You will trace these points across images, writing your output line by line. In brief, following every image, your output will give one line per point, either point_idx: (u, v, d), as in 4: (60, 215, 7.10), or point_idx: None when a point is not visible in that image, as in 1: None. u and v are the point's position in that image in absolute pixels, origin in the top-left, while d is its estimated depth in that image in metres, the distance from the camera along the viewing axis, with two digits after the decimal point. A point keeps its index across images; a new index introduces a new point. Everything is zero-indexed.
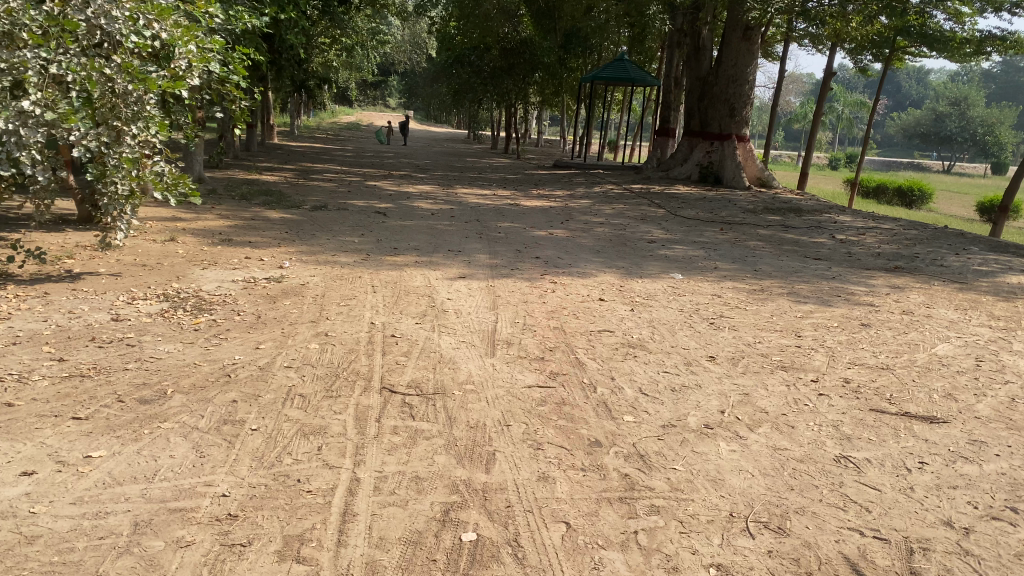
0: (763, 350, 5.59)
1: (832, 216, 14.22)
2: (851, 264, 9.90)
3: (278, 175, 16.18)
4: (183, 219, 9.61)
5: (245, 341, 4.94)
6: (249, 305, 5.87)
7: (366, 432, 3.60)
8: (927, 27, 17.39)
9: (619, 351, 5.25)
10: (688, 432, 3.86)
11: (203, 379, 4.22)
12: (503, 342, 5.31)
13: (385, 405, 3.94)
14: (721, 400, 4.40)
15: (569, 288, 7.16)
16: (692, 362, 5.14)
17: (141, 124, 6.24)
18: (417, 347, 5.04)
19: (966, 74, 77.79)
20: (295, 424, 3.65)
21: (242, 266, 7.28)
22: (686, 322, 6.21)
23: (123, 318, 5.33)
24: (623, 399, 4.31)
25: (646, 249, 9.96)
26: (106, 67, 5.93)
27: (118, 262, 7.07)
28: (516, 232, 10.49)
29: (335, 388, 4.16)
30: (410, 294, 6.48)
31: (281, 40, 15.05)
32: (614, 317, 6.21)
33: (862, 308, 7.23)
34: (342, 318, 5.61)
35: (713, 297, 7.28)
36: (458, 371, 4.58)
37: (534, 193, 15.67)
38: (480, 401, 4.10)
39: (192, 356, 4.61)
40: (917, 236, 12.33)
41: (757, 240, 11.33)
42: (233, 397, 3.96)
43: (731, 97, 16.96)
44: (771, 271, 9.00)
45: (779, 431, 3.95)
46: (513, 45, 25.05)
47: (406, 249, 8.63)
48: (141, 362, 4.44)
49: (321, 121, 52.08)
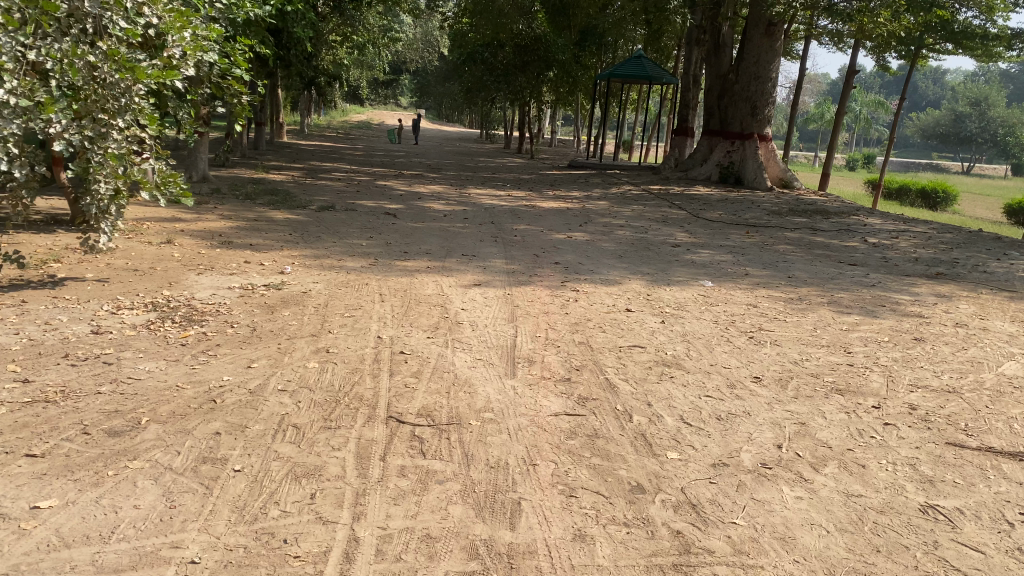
0: (813, 368, 5.03)
1: (861, 218, 13.61)
2: (890, 270, 9.30)
3: (286, 175, 15.71)
4: (183, 219, 9.16)
5: (236, 359, 4.41)
6: (244, 316, 5.36)
7: (369, 476, 3.06)
8: (955, 23, 16.78)
9: (654, 371, 4.71)
10: (744, 474, 3.31)
11: (185, 406, 3.69)
12: (525, 359, 4.77)
13: (392, 439, 3.41)
14: (777, 432, 3.84)
15: (592, 297, 6.62)
16: (736, 383, 4.59)
17: (129, 117, 5.75)
18: (429, 366, 4.49)
19: (983, 74, 76.56)
20: (286, 464, 3.13)
21: (240, 271, 6.77)
22: (722, 336, 5.65)
23: (105, 331, 4.81)
24: (664, 430, 3.76)
25: (671, 254, 9.39)
26: (90, 55, 5.41)
27: (107, 267, 6.59)
28: (533, 234, 9.97)
29: (335, 417, 3.63)
30: (421, 304, 5.95)
31: (288, 35, 14.59)
32: (643, 330, 5.64)
33: (910, 319, 6.64)
34: (346, 332, 5.08)
35: (748, 307, 6.71)
36: (476, 396, 4.04)
37: (548, 194, 15.12)
38: (501, 435, 3.55)
39: (175, 377, 4.09)
40: (953, 240, 11.71)
41: (786, 244, 10.76)
42: (216, 429, 3.44)
43: (753, 95, 16.38)
44: (806, 278, 8.42)
45: (848, 472, 3.41)
46: (527, 42, 24.60)
47: (417, 254, 8.09)
48: (117, 384, 3.92)
49: (334, 121, 51.84)
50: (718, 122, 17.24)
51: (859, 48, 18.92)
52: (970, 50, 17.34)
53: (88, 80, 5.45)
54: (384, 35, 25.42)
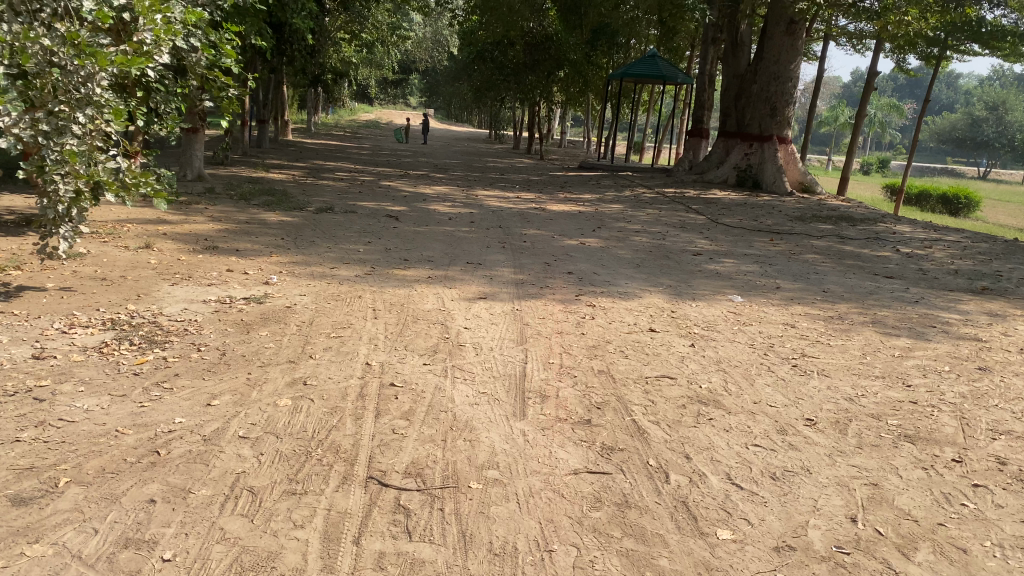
0: (872, 408, 4.29)
1: (889, 225, 12.86)
2: (930, 284, 8.54)
3: (286, 173, 15.07)
4: (169, 221, 8.51)
5: (196, 395, 3.71)
6: (214, 338, 4.64)
7: (337, 570, 2.38)
8: (983, 24, 16.01)
9: (688, 410, 3.98)
10: (817, 567, 2.62)
11: (119, 460, 2.99)
12: (537, 394, 4.06)
13: (371, 511, 2.73)
14: (847, 499, 3.13)
15: (610, 314, 5.88)
16: (786, 427, 3.87)
17: (91, 110, 5.00)
18: (423, 404, 3.78)
19: (1000, 77, 75.63)
20: (231, 549, 2.45)
21: (219, 281, 6.08)
22: (763, 364, 4.93)
23: (47, 355, 4.13)
24: (710, 495, 3.05)
25: (692, 263, 8.68)
26: (44, 38, 4.74)
27: (72, 275, 5.90)
28: (544, 240, 9.29)
29: (303, 477, 2.94)
30: (418, 322, 5.24)
31: (291, 29, 13.95)
32: (672, 356, 4.92)
33: (969, 344, 5.87)
34: (329, 359, 4.38)
35: (786, 328, 5.99)
36: (478, 447, 3.33)
37: (560, 196, 14.41)
38: (507, 504, 2.85)
39: (117, 419, 3.38)
40: (990, 250, 10.95)
41: (814, 253, 10.05)
42: (150, 494, 2.74)
43: (772, 96, 15.58)
44: (842, 292, 7.71)
45: (948, 560, 2.70)
46: (538, 40, 23.95)
47: (418, 261, 7.41)
48: (43, 428, 3.23)
49: (342, 119, 51.23)
50: (736, 123, 16.48)
51: (880, 49, 18.17)
52: (995, 52, 16.63)
53: (44, 65, 4.75)
54: (393, 35, 24.80)
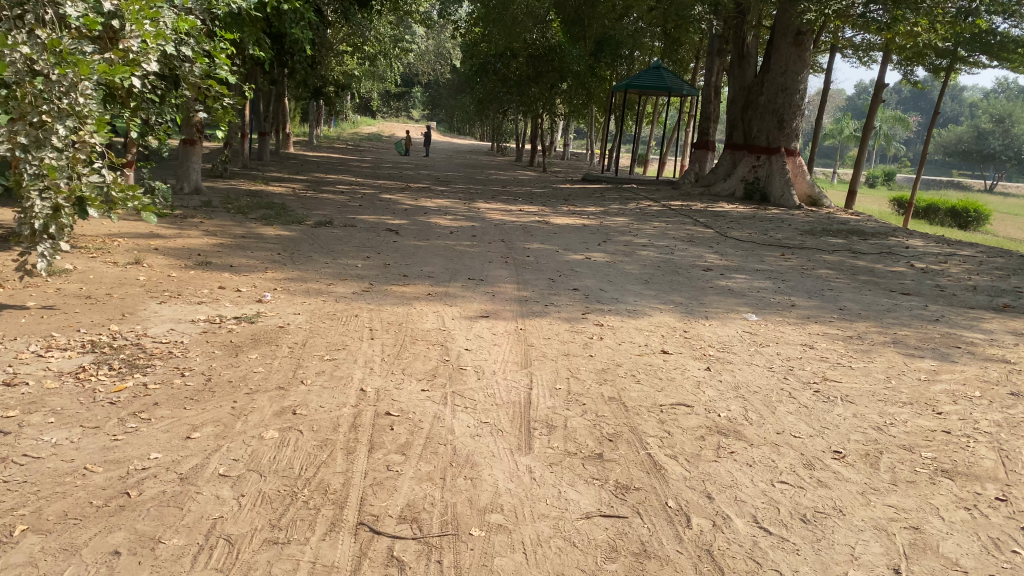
0: (901, 438, 4.00)
1: (901, 239, 12.57)
2: (948, 301, 8.23)
3: (286, 186, 14.81)
4: (162, 235, 8.26)
5: (175, 427, 3.42)
6: (200, 362, 4.37)
7: None
8: (991, 36, 15.81)
9: (707, 442, 3.69)
10: None
11: (83, 504, 2.71)
12: (543, 424, 3.77)
13: (360, 565, 2.45)
14: (887, 546, 2.84)
15: (619, 333, 5.61)
16: (813, 461, 3.58)
17: (72, 122, 4.68)
18: (421, 435, 3.50)
19: (1006, 89, 75.40)
20: None
21: (209, 299, 5.80)
22: (783, 390, 4.63)
23: (18, 382, 3.85)
24: (735, 542, 2.77)
25: (703, 279, 8.40)
26: (25, 45, 4.40)
27: (55, 293, 5.63)
28: (547, 255, 9.01)
29: (286, 522, 2.67)
30: (417, 343, 4.96)
31: (290, 43, 13.77)
32: (687, 381, 4.64)
33: (997, 366, 5.57)
34: (322, 384, 4.09)
35: (804, 349, 5.70)
36: (480, 487, 3.04)
37: (564, 210, 14.15)
38: (513, 555, 2.57)
39: (87, 454, 3.10)
40: (1007, 265, 10.65)
41: (827, 268, 9.76)
42: (116, 545, 2.47)
43: (780, 108, 15.35)
44: (859, 309, 7.42)
45: None
46: (541, 52, 23.16)
47: (417, 277, 7.13)
48: (5, 466, 2.96)
49: (345, 132, 51.02)
50: (743, 135, 16.22)
51: (887, 61, 17.94)
52: (1004, 63, 16.41)
53: (23, 74, 4.43)
54: (396, 47, 24.66)
